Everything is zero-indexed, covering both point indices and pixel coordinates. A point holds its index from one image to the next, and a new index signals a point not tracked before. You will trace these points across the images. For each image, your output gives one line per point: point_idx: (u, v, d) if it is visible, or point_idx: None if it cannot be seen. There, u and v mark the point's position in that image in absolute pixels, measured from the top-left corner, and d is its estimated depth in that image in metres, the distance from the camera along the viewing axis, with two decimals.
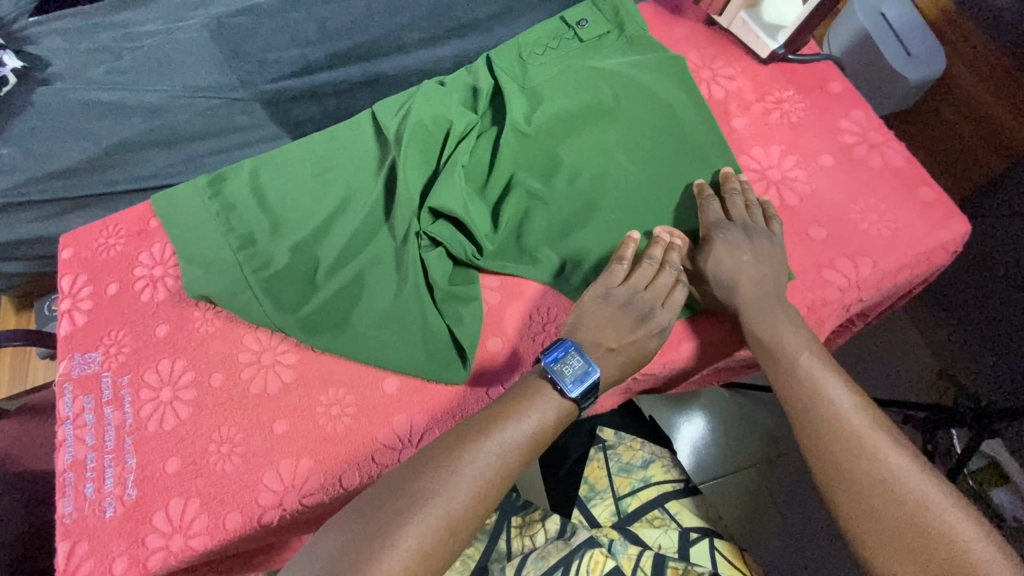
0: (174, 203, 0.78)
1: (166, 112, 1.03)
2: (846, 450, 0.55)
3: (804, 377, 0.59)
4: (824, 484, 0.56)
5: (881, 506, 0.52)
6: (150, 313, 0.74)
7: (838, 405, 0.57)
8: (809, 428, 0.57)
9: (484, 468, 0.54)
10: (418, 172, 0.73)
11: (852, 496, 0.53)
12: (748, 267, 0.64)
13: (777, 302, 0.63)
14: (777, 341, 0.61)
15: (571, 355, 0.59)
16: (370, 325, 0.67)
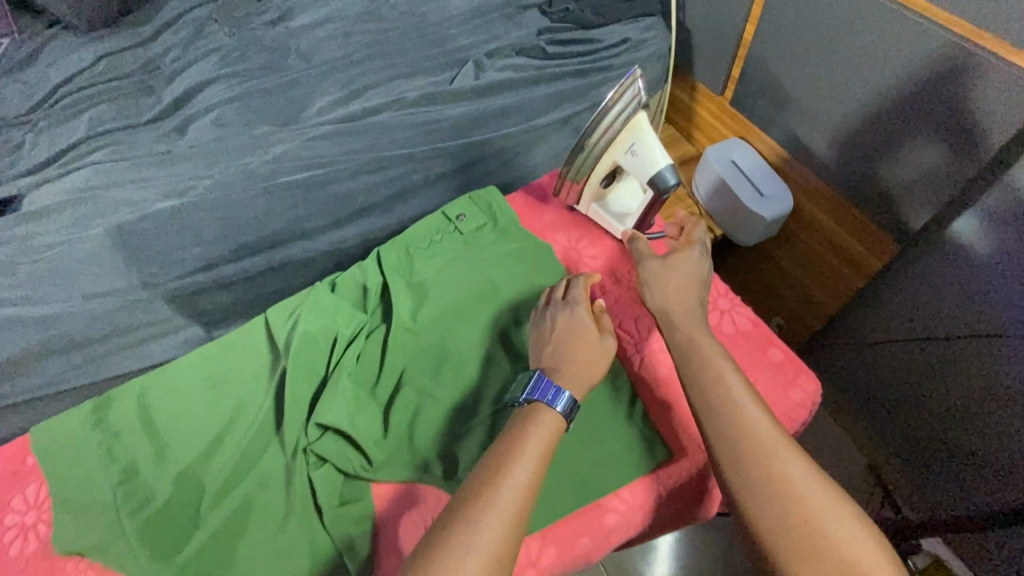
0: (53, 437, 0.76)
1: (61, 322, 1.01)
2: (756, 460, 0.55)
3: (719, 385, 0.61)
4: (735, 495, 0.55)
5: (788, 518, 0.51)
6: (18, 569, 0.69)
7: (750, 412, 0.58)
8: (720, 432, 0.58)
9: (509, 502, 0.53)
10: (306, 383, 0.74)
11: (761, 507, 0.53)
12: (671, 282, 0.72)
13: (689, 323, 0.68)
14: (692, 347, 0.65)
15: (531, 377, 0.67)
16: (254, 563, 0.64)
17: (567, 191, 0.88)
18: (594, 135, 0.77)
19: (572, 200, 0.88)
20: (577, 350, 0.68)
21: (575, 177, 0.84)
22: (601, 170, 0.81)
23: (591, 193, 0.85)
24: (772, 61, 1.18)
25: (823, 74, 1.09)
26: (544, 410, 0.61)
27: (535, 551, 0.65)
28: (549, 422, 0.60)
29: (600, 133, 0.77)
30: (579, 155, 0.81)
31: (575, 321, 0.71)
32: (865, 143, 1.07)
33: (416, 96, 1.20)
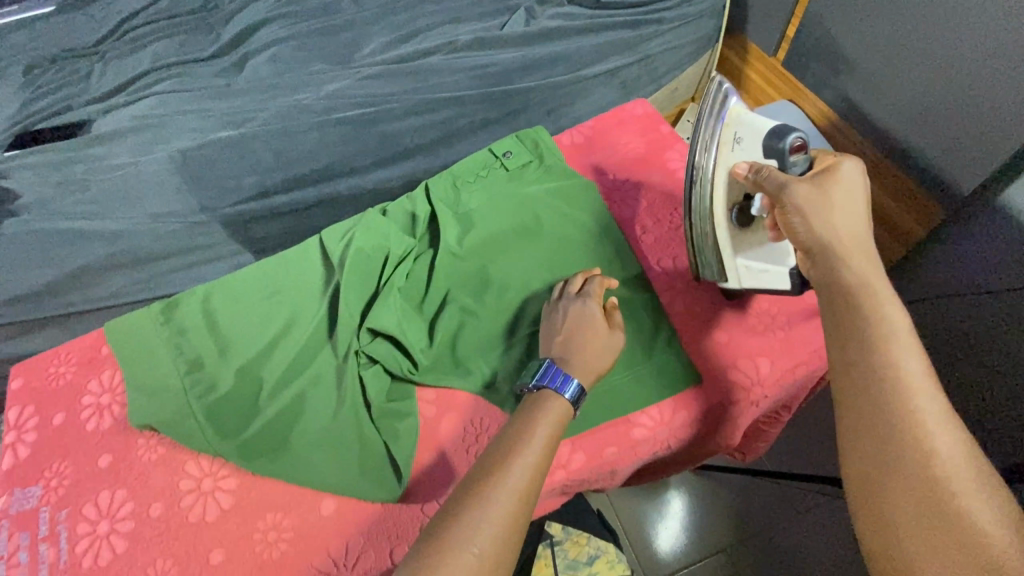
0: (125, 331, 0.82)
1: (128, 236, 1.09)
2: (900, 418, 0.45)
3: (877, 323, 0.50)
4: (856, 445, 0.47)
5: (920, 487, 0.42)
6: (93, 442, 0.76)
7: (905, 359, 0.48)
8: (859, 375, 0.48)
9: (522, 480, 0.52)
10: (359, 294, 0.79)
11: (889, 467, 0.44)
12: (827, 210, 0.57)
13: (853, 255, 0.54)
14: (853, 278, 0.53)
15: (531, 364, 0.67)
16: (308, 447, 0.70)
17: (708, 259, 0.74)
18: (700, 156, 0.69)
19: (716, 273, 0.74)
20: (585, 342, 0.69)
21: (706, 227, 0.71)
22: (725, 198, 0.69)
23: (729, 247, 0.71)
24: (830, 21, 1.17)
25: (891, 31, 1.06)
26: (551, 397, 0.62)
27: (566, 455, 0.70)
28: (558, 407, 0.61)
29: (701, 142, 0.69)
30: (696, 186, 0.70)
31: (589, 316, 0.71)
32: (931, 109, 1.06)
33: (465, 41, 1.22)
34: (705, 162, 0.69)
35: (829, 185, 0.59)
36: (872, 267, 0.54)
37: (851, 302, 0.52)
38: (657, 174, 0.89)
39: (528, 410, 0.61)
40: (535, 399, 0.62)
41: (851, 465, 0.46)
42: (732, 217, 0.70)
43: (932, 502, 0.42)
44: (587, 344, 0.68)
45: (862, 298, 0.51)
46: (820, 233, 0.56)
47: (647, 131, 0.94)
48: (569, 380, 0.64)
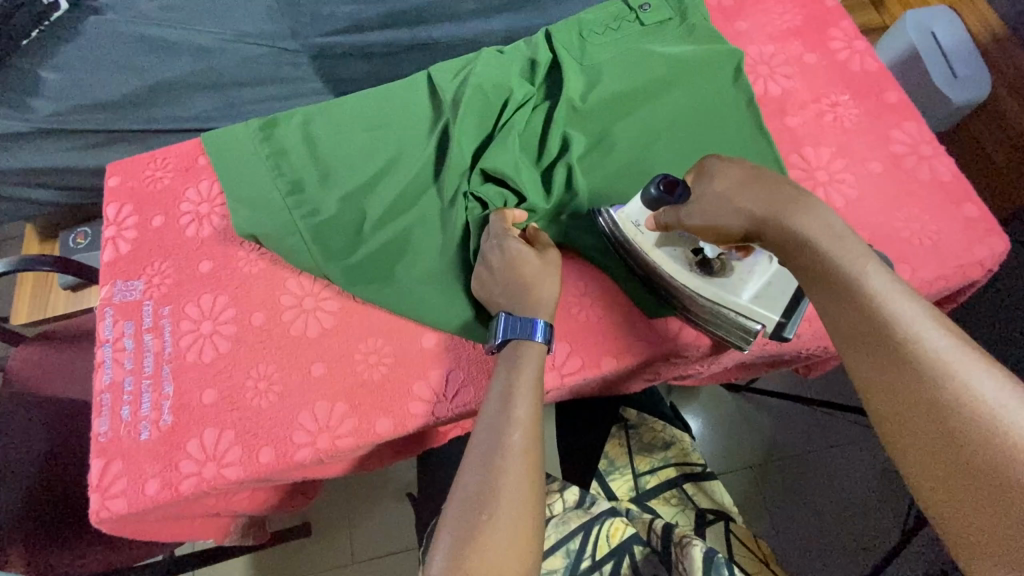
0: (223, 141, 0.79)
1: (214, 55, 1.04)
2: (926, 397, 0.43)
3: (870, 303, 0.47)
4: (898, 437, 0.44)
5: (971, 468, 0.40)
6: (195, 247, 0.75)
7: (915, 328, 0.45)
8: (871, 364, 0.46)
9: (522, 439, 0.56)
10: (473, 138, 0.74)
11: (937, 458, 0.41)
12: (757, 194, 0.55)
13: (824, 232, 0.51)
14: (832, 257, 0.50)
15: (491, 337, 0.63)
16: (412, 281, 0.68)
17: (731, 320, 0.63)
18: (630, 249, 0.66)
19: (739, 335, 0.64)
20: (539, 286, 0.64)
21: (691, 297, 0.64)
22: (674, 263, 0.63)
23: (726, 302, 0.62)
24: None
25: None
26: (524, 345, 0.61)
27: (674, 330, 0.68)
28: (534, 354, 0.61)
29: (623, 243, 0.66)
30: (655, 271, 0.65)
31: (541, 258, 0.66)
32: None
33: None
34: (638, 253, 0.65)
35: (739, 166, 0.58)
36: (840, 239, 0.51)
37: (842, 284, 0.49)
38: (814, 53, 0.78)
39: (505, 363, 0.61)
40: (517, 356, 0.61)
41: (903, 462, 0.44)
42: (697, 272, 0.63)
43: (987, 473, 0.39)
44: (544, 286, 0.64)
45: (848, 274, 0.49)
46: (762, 219, 0.54)
47: (810, 2, 0.82)
48: (536, 322, 0.62)
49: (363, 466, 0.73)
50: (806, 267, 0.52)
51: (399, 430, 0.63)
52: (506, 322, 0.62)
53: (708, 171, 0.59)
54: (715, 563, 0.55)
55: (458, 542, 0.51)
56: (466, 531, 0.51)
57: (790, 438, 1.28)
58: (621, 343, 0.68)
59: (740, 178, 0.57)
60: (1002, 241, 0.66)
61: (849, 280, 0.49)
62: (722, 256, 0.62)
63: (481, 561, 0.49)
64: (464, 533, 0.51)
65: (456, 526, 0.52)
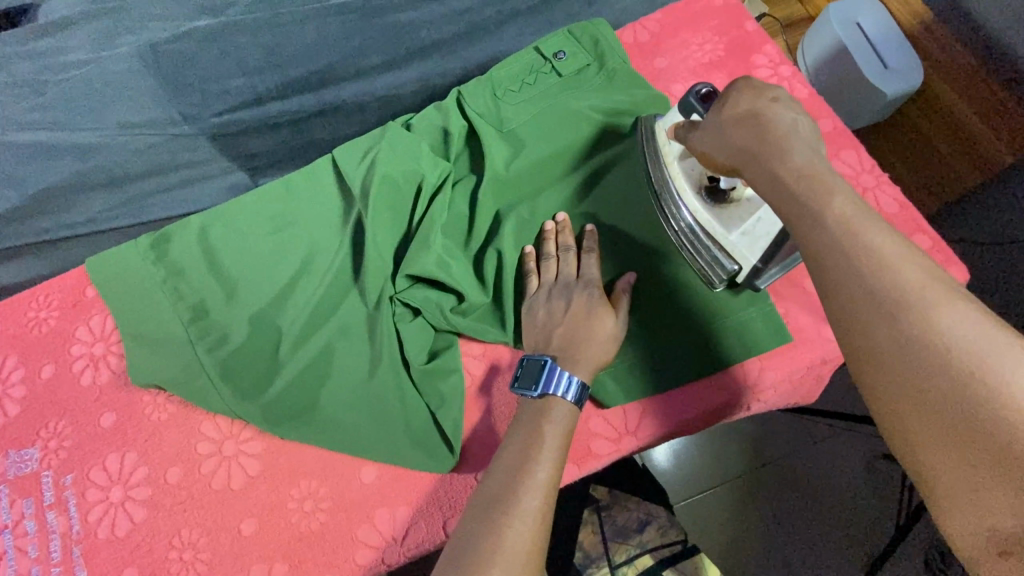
0: (111, 269, 0.70)
1: (99, 152, 0.93)
2: (902, 340, 0.35)
3: (840, 235, 0.39)
4: (881, 403, 0.36)
5: (961, 422, 0.32)
6: (93, 398, 0.66)
7: (889, 262, 0.37)
8: (844, 307, 0.38)
9: (535, 505, 0.49)
10: (390, 233, 0.67)
11: (911, 403, 0.34)
12: (746, 129, 0.46)
13: (795, 171, 0.43)
14: (797, 183, 0.42)
15: (525, 364, 0.58)
16: (341, 410, 0.61)
17: (711, 257, 0.61)
18: (652, 160, 0.65)
19: (715, 277, 0.62)
20: (590, 346, 0.59)
21: (685, 222, 0.62)
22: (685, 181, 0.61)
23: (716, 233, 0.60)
24: None
25: None
26: (555, 402, 0.55)
27: (634, 420, 0.63)
28: (563, 415, 0.55)
29: (650, 150, 0.65)
30: (665, 188, 0.63)
31: (592, 304, 0.61)
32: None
33: None
34: (658, 162, 0.64)
35: (756, 91, 0.48)
36: (808, 170, 0.42)
37: (808, 220, 0.41)
38: None
39: (531, 416, 0.56)
40: (541, 409, 0.56)
41: (890, 428, 0.36)
42: (703, 196, 0.61)
43: (975, 425, 0.32)
44: (589, 341, 0.59)
45: (813, 207, 0.41)
46: (752, 155, 0.45)
47: (729, 29, 0.76)
48: (571, 378, 0.56)
49: None
50: (770, 198, 0.44)
51: None
52: (543, 361, 0.57)
53: (729, 94, 0.50)
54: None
55: None
56: None
57: None
58: (580, 443, 0.62)
59: (742, 111, 0.47)
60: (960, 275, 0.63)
61: (814, 215, 0.41)
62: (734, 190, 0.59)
63: None
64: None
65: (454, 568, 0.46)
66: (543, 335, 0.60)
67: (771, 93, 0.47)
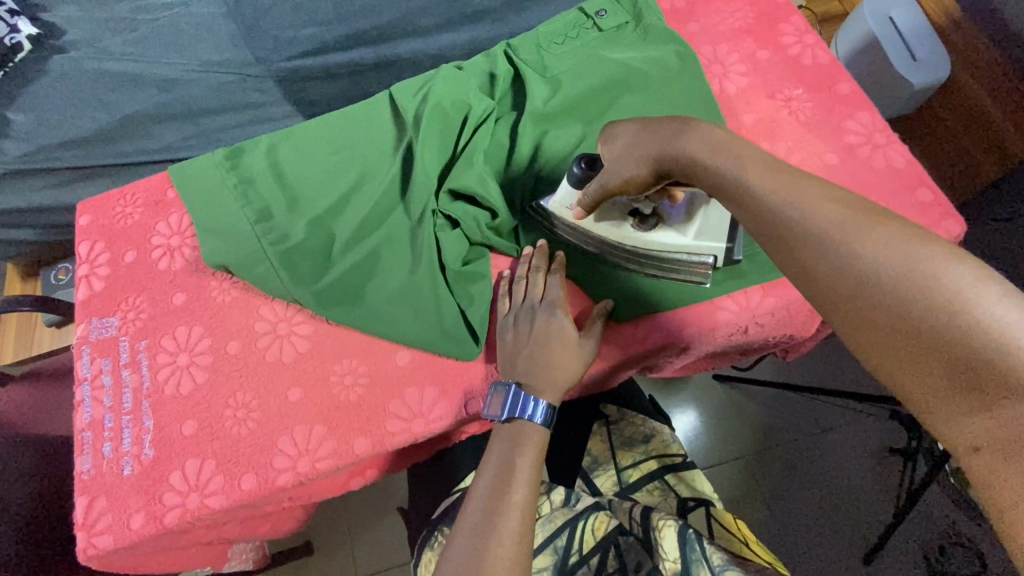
0: (191, 172, 0.79)
1: (180, 85, 1.05)
2: (834, 274, 0.42)
3: (765, 202, 0.47)
4: (847, 331, 0.42)
5: (909, 328, 0.38)
6: (167, 280, 0.76)
7: (806, 212, 0.45)
8: (784, 259, 0.46)
9: (535, 438, 0.63)
10: (437, 155, 0.75)
11: (871, 334, 0.40)
12: (649, 143, 0.56)
13: (705, 149, 0.52)
14: (723, 165, 0.51)
15: (493, 393, 0.65)
16: (384, 301, 0.69)
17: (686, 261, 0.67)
18: (572, 231, 0.69)
19: (700, 270, 0.68)
20: (560, 368, 0.64)
21: (639, 255, 0.68)
22: (620, 231, 0.66)
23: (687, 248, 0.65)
24: None
25: None
26: (526, 425, 0.63)
27: (642, 332, 0.70)
28: (536, 433, 0.63)
29: (563, 225, 0.69)
30: (605, 242, 0.68)
31: (555, 326, 0.65)
32: None
33: None
34: (580, 231, 0.69)
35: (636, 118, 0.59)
36: (723, 151, 0.51)
37: (736, 191, 0.50)
38: (766, 48, 0.80)
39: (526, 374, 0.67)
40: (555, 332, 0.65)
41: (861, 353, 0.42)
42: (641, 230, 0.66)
43: (921, 329, 0.38)
44: (550, 364, 0.64)
45: (737, 180, 0.49)
46: (666, 161, 0.55)
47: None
48: (536, 407, 0.63)
49: (349, 484, 0.74)
50: (714, 192, 0.52)
51: (378, 448, 0.65)
52: (509, 389, 0.64)
53: (612, 134, 0.60)
54: (688, 538, 0.58)
55: (481, 527, 0.56)
56: (486, 515, 0.57)
57: (780, 425, 1.26)
58: None
59: (633, 133, 0.58)
60: (958, 225, 0.68)
61: (739, 186, 0.49)
62: (659, 213, 0.65)
63: (503, 535, 0.55)
64: (470, 559, 0.54)
65: (463, 548, 0.55)
66: (509, 361, 0.65)
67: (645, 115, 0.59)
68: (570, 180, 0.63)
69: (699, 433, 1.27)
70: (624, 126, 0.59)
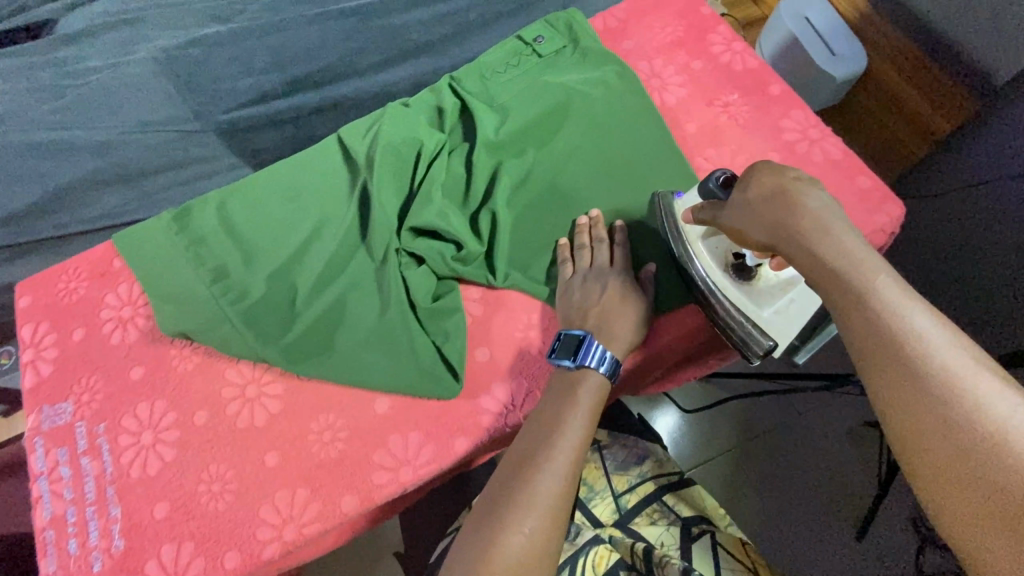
0: (138, 239, 0.76)
1: (117, 148, 1.00)
2: (944, 416, 0.35)
3: (881, 313, 0.40)
4: (930, 485, 0.35)
5: (1020, 514, 0.31)
6: (122, 355, 0.72)
7: (935, 340, 0.38)
8: (884, 378, 0.38)
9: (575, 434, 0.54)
10: (394, 195, 0.75)
11: (965, 498, 0.33)
12: (778, 208, 0.52)
13: (834, 247, 0.46)
14: (840, 262, 0.45)
15: (563, 338, 0.63)
16: (356, 349, 0.67)
17: (745, 333, 0.66)
18: (673, 235, 0.71)
19: (755, 344, 0.66)
20: (624, 325, 0.65)
21: (714, 297, 0.68)
22: (712, 260, 0.69)
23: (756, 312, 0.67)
24: None
25: None
26: (591, 375, 0.59)
27: None
28: (587, 405, 0.57)
29: (670, 224, 0.71)
30: (690, 262, 0.70)
31: (623, 289, 0.67)
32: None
33: None
34: (681, 241, 0.70)
35: (778, 177, 0.55)
36: (849, 254, 0.45)
37: (850, 293, 0.43)
38: (699, 59, 0.83)
39: (565, 382, 0.59)
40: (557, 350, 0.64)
41: (943, 518, 0.34)
42: (730, 275, 0.69)
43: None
44: (619, 318, 0.65)
45: (855, 284, 0.43)
46: (783, 231, 0.51)
47: (687, 13, 0.87)
48: (605, 352, 0.60)
49: (339, 543, 0.71)
50: (809, 272, 0.47)
51: (367, 504, 0.62)
52: (581, 337, 0.61)
53: (750, 175, 0.57)
54: None
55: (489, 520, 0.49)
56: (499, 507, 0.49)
57: (761, 416, 1.28)
58: None
59: (767, 189, 0.54)
60: (898, 207, 0.72)
61: (857, 291, 0.42)
62: (759, 267, 0.67)
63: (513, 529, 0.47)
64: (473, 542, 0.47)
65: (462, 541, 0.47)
66: (575, 316, 0.66)
67: (791, 173, 0.54)
68: (703, 190, 0.67)
69: (683, 432, 1.28)
70: (760, 180, 0.55)
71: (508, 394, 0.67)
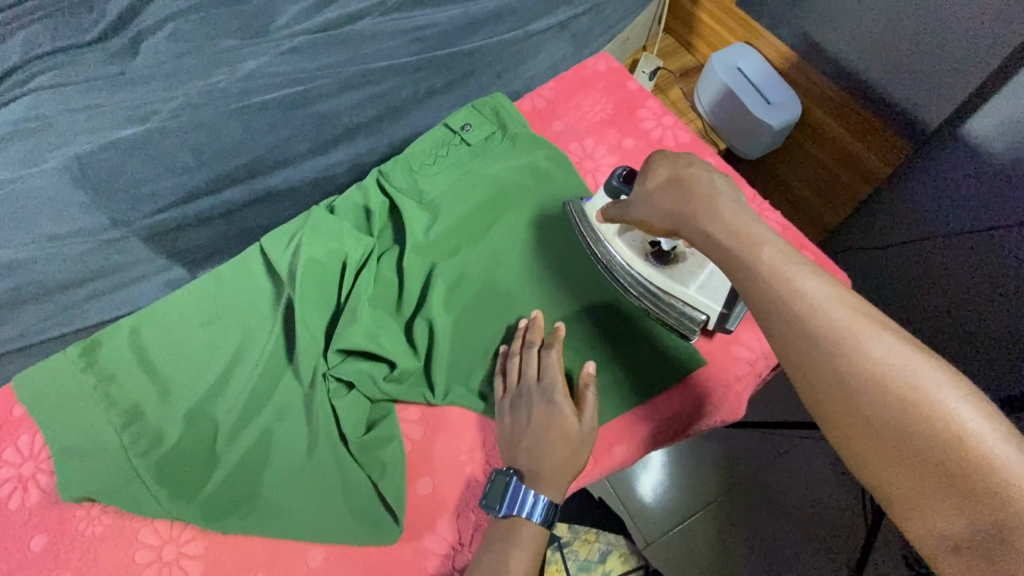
0: (36, 382, 0.67)
1: (24, 269, 0.81)
2: (836, 364, 0.41)
3: (772, 281, 0.45)
4: (833, 425, 0.41)
5: (903, 436, 0.37)
6: (21, 523, 0.63)
7: (816, 299, 0.43)
8: (782, 338, 0.43)
9: None
10: (320, 312, 0.69)
11: (864, 432, 0.39)
12: (673, 194, 0.54)
13: (723, 226, 0.49)
14: (729, 235, 0.48)
15: (492, 479, 0.59)
16: (284, 496, 0.62)
17: (678, 313, 0.68)
18: (592, 239, 0.71)
19: (688, 326, 0.68)
20: (553, 454, 0.59)
21: (642, 287, 0.69)
22: (633, 252, 0.69)
23: (686, 292, 0.68)
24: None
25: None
26: (523, 525, 0.57)
27: None
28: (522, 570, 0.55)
29: (586, 229, 0.71)
30: (612, 260, 0.70)
31: (551, 408, 0.61)
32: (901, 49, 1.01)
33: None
34: (599, 240, 0.71)
35: (673, 162, 0.57)
36: (741, 227, 0.48)
37: (742, 268, 0.47)
38: (630, 136, 0.82)
39: (500, 536, 0.57)
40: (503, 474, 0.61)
41: (845, 447, 0.40)
42: (651, 261, 0.69)
43: (912, 439, 0.37)
44: (550, 446, 0.59)
45: (747, 258, 0.46)
46: (680, 217, 0.53)
47: (616, 89, 0.85)
48: (535, 496, 0.57)
49: None
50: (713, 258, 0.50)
51: None
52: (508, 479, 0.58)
53: (649, 166, 0.58)
54: None
55: None
56: None
57: (745, 459, 1.12)
58: None
59: (665, 178, 0.56)
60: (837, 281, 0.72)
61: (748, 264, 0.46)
62: (676, 249, 0.68)
63: None
64: None
65: None
66: (510, 448, 0.61)
67: (685, 160, 0.56)
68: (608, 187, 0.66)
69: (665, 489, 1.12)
70: (656, 169, 0.57)
71: (458, 533, 0.62)
